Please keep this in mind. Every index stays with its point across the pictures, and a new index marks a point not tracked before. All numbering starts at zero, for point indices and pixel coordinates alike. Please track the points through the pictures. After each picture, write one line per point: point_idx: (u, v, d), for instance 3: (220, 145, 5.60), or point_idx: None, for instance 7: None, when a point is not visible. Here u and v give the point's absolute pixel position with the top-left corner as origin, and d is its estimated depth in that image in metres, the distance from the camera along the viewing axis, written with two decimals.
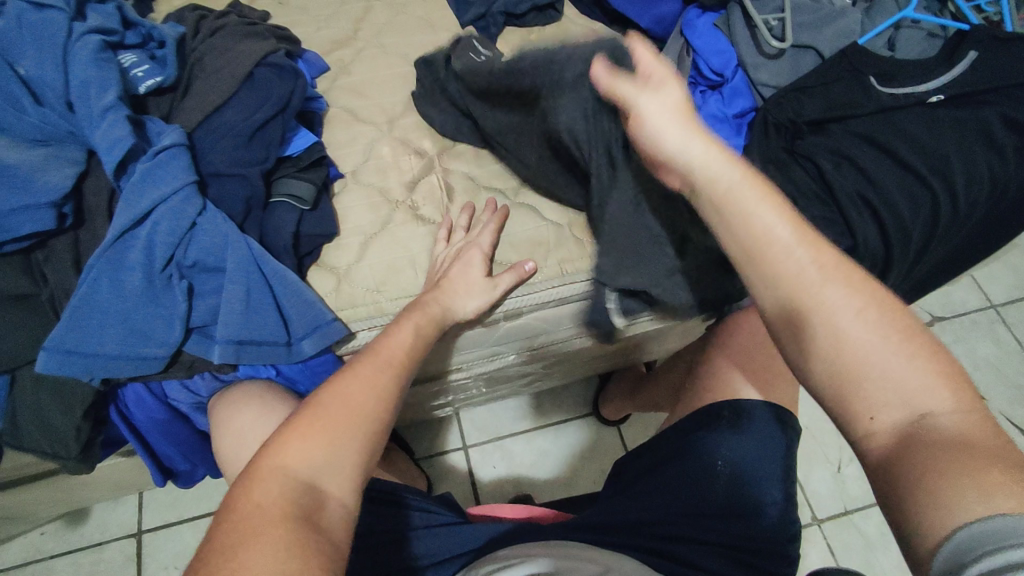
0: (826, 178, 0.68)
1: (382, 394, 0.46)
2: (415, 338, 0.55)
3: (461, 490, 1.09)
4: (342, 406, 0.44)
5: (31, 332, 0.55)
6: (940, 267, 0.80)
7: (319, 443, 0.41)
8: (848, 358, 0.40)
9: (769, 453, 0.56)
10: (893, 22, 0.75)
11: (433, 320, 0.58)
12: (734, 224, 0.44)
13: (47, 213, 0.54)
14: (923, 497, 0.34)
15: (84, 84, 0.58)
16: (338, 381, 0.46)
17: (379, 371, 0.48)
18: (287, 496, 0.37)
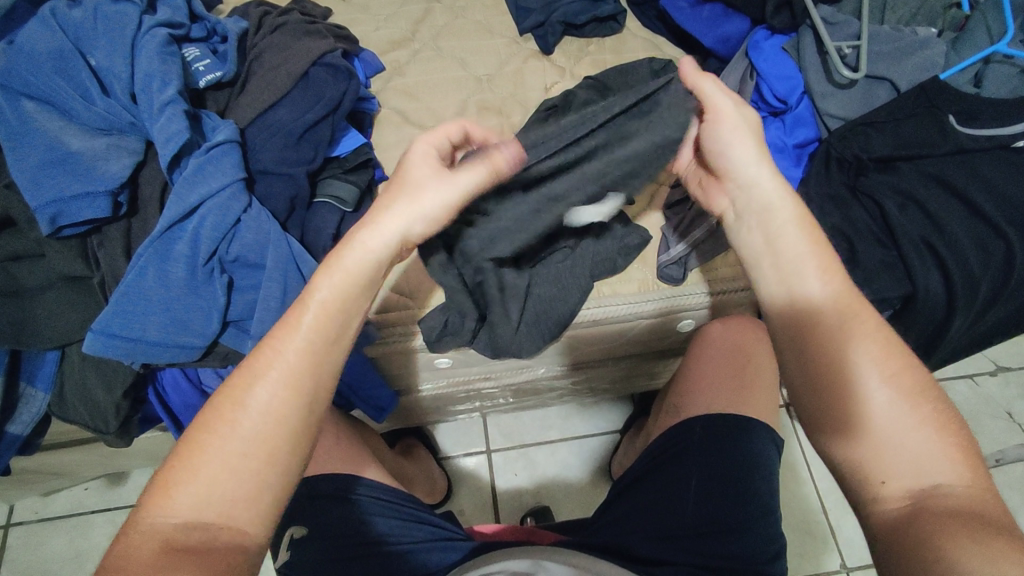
0: (888, 221, 0.64)
1: (265, 412, 0.43)
2: (320, 306, 0.47)
3: (481, 492, 1.10)
4: (236, 428, 0.43)
5: (83, 313, 0.58)
6: (1010, 321, 0.74)
7: (191, 493, 0.41)
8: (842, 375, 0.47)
9: (740, 459, 0.65)
10: (979, 58, 0.68)
11: (354, 274, 0.48)
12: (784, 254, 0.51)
13: (103, 201, 0.56)
14: (939, 557, 0.39)
15: (147, 77, 0.59)
16: (236, 392, 0.44)
17: (262, 381, 0.44)
18: (167, 544, 0.39)
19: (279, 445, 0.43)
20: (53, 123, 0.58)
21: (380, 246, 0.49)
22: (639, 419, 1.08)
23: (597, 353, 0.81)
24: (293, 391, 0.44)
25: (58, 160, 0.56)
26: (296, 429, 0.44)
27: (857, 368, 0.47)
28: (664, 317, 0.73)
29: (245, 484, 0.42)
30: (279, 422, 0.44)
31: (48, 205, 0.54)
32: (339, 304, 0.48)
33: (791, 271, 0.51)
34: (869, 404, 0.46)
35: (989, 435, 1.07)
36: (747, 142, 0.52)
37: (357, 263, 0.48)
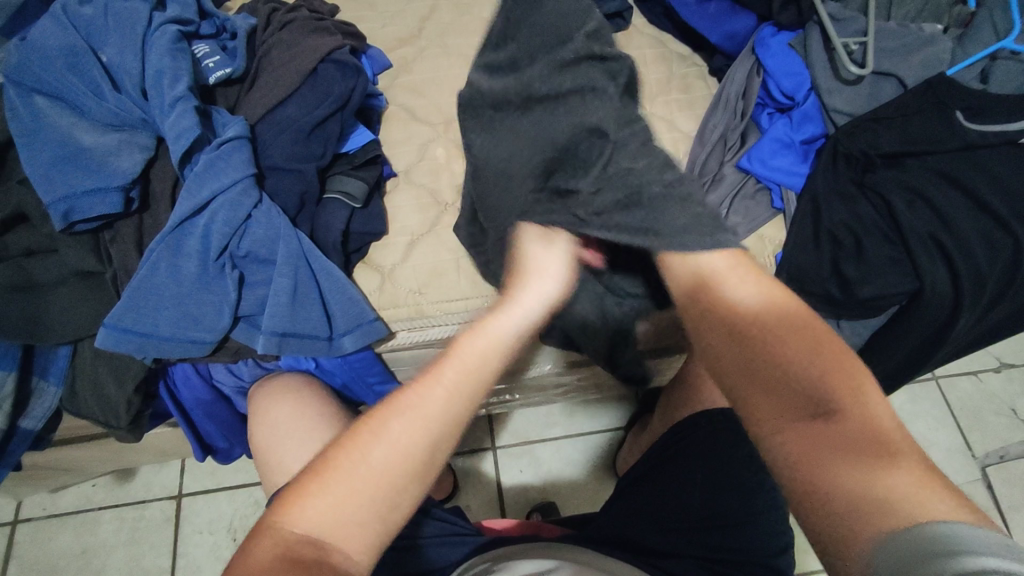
0: (896, 217, 0.64)
1: (396, 445, 0.41)
2: (475, 390, 0.45)
3: (486, 487, 1.10)
4: (398, 454, 0.41)
5: (96, 308, 0.58)
6: (1015, 317, 0.74)
7: (317, 506, 0.39)
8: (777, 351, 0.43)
9: (743, 454, 0.65)
10: (985, 54, 0.69)
11: (498, 342, 0.49)
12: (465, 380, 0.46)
13: (115, 197, 0.56)
14: (815, 514, 0.36)
15: (158, 73, 0.59)
16: (406, 412, 0.43)
17: (397, 414, 0.43)
18: (284, 554, 0.36)
19: (393, 494, 0.41)
20: (65, 119, 0.58)
21: (511, 328, 0.50)
22: (644, 415, 1.08)
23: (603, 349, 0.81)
24: (442, 438, 0.43)
25: (71, 156, 0.56)
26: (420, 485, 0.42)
27: (791, 339, 0.44)
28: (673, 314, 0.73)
29: (366, 509, 0.40)
30: (404, 460, 0.41)
31: (61, 201, 0.55)
32: (493, 361, 0.47)
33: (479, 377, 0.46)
34: (775, 353, 0.43)
35: (991, 431, 1.07)
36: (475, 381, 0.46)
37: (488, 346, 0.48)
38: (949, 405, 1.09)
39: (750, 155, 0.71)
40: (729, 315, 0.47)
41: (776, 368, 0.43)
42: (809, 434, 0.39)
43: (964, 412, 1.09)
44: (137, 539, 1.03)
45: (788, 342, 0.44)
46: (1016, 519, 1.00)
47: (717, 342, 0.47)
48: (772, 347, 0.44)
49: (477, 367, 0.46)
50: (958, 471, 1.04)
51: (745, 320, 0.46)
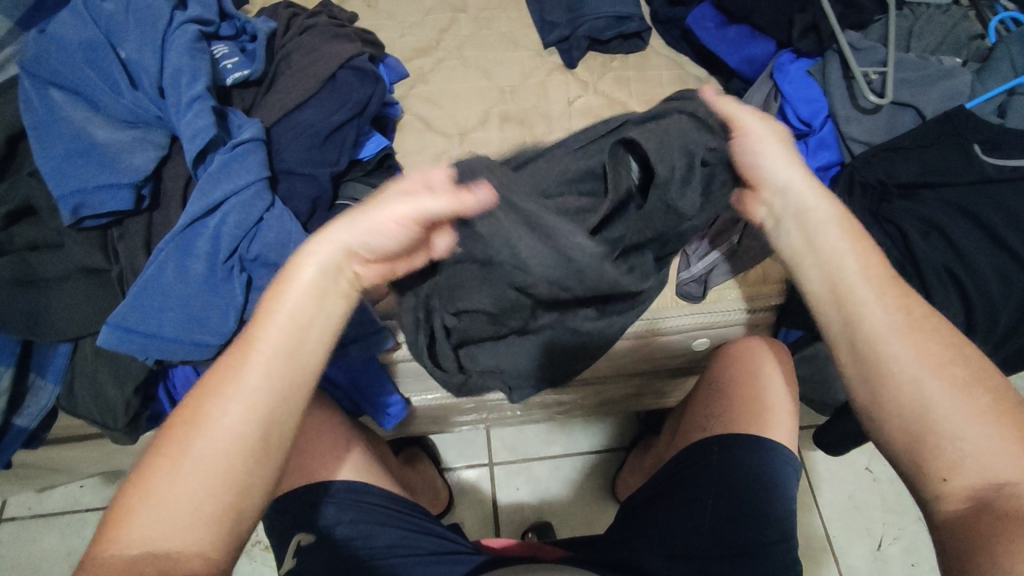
0: (910, 247, 0.64)
1: (230, 428, 0.40)
2: (290, 341, 0.43)
3: (483, 504, 1.09)
4: (225, 432, 0.40)
5: (100, 305, 0.57)
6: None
7: (150, 513, 0.38)
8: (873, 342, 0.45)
9: (754, 483, 0.64)
10: (1004, 89, 0.68)
11: (313, 283, 0.44)
12: (272, 335, 0.42)
13: (127, 194, 0.55)
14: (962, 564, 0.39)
15: (176, 72, 0.59)
16: (219, 387, 0.41)
17: (220, 392, 0.41)
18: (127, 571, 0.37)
19: (234, 468, 0.40)
20: (80, 113, 0.57)
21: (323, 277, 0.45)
22: (646, 437, 1.06)
23: (609, 369, 0.80)
24: (264, 398, 0.41)
25: (84, 151, 0.56)
26: (256, 452, 0.41)
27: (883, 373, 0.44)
28: (680, 334, 0.74)
29: (207, 503, 0.39)
30: (239, 440, 0.40)
31: (72, 195, 0.54)
32: (303, 317, 0.43)
33: (280, 354, 0.42)
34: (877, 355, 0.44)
35: None
36: (299, 331, 0.43)
37: (312, 281, 0.44)
38: None
39: None
40: (847, 282, 0.46)
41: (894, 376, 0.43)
42: (968, 486, 0.40)
43: None
44: None
45: (894, 330, 0.44)
46: None
47: (844, 322, 0.46)
48: (877, 333, 0.44)
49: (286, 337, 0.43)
50: None
51: (855, 292, 0.46)
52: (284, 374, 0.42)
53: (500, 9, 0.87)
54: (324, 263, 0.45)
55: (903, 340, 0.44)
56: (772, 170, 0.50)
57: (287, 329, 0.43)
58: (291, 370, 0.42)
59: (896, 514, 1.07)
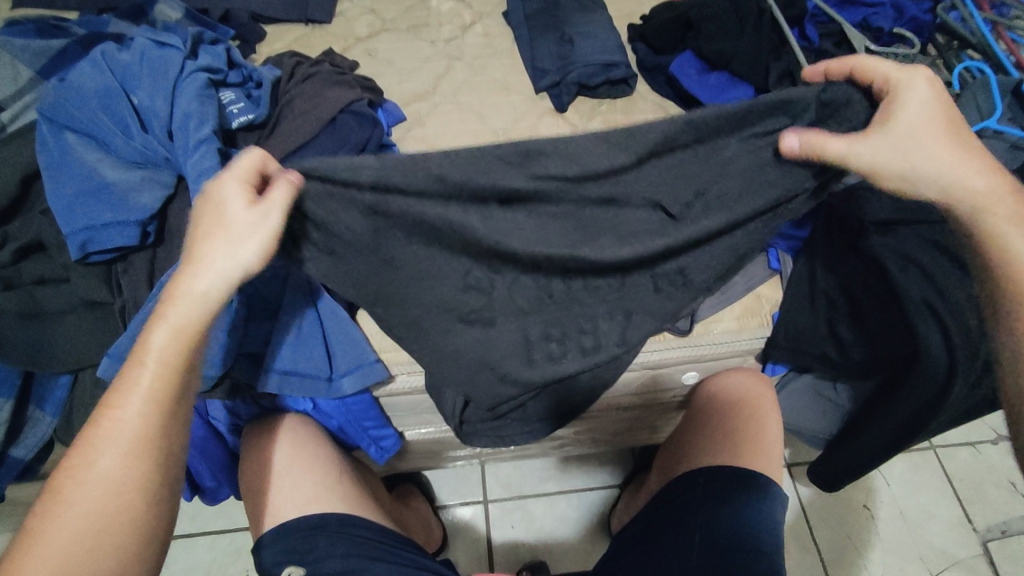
0: (890, 281, 0.66)
1: (105, 481, 0.47)
2: (145, 400, 0.48)
3: (477, 544, 1.07)
4: (103, 488, 0.46)
5: (101, 338, 0.59)
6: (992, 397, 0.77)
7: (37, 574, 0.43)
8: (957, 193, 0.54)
9: (740, 512, 0.64)
10: (972, 131, 0.72)
11: (181, 329, 0.49)
12: (145, 388, 0.48)
13: (133, 230, 0.58)
14: None
15: (185, 116, 0.62)
16: (95, 448, 0.47)
17: (96, 450, 0.47)
18: None
19: (117, 518, 0.47)
20: (92, 154, 0.60)
21: (204, 303, 0.48)
22: (641, 473, 1.06)
23: (599, 404, 0.82)
24: (134, 451, 0.47)
25: (94, 189, 0.58)
26: (139, 487, 0.47)
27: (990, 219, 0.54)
28: (669, 367, 0.75)
29: (95, 556, 0.45)
30: (116, 487, 0.47)
31: (80, 232, 0.57)
32: (178, 351, 0.49)
33: (109, 407, 0.48)
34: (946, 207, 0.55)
35: (991, 504, 1.10)
36: (166, 383, 0.49)
37: (173, 332, 0.49)
38: (942, 476, 1.13)
39: None
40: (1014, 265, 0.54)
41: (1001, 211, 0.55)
42: None
43: (961, 483, 1.12)
44: None
45: None
46: None
47: None
48: None
49: (157, 383, 0.49)
50: (958, 544, 1.07)
51: None
52: (157, 426, 0.48)
53: (493, 57, 0.92)
54: (179, 328, 0.49)
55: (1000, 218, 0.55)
56: (917, 180, 0.51)
57: (161, 385, 0.49)
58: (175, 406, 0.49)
59: (898, 554, 1.06)
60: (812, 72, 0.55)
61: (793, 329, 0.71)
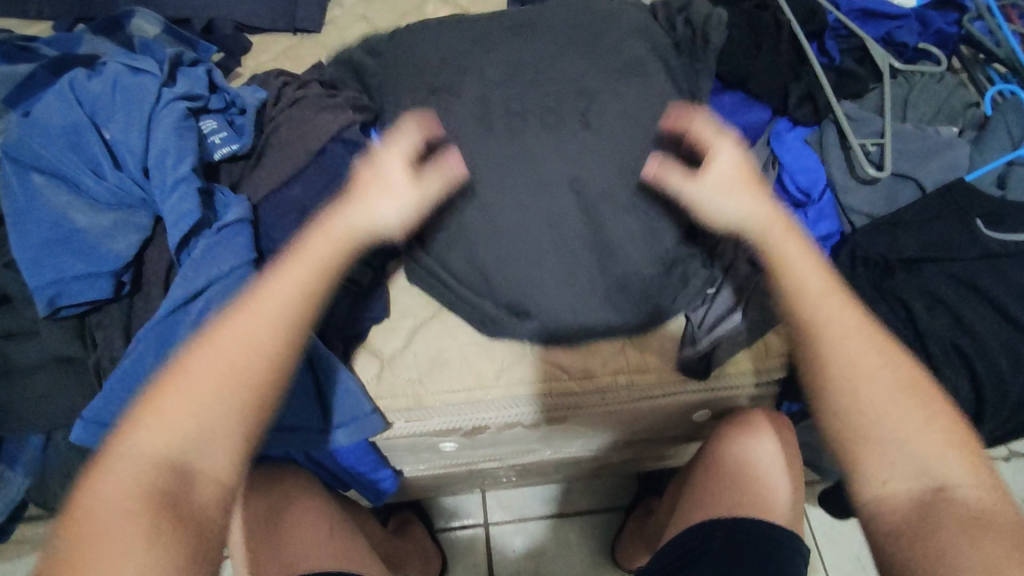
0: (917, 326, 0.63)
1: (214, 365, 0.46)
2: (283, 309, 0.48)
3: (477, 569, 1.04)
4: (231, 368, 0.46)
5: (75, 397, 0.55)
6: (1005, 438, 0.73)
7: (94, 558, 0.39)
8: (859, 464, 0.48)
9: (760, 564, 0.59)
10: (1003, 161, 0.68)
11: (327, 243, 0.51)
12: (272, 293, 0.49)
13: (105, 282, 0.54)
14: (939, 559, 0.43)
15: (162, 152, 0.57)
16: (223, 323, 0.47)
17: (217, 334, 0.47)
18: (142, 484, 0.43)
19: (218, 398, 0.46)
20: (61, 197, 0.55)
21: (330, 239, 0.51)
22: (647, 498, 1.03)
23: (607, 438, 0.78)
24: (246, 352, 0.47)
25: (64, 238, 0.54)
26: (241, 414, 0.46)
27: (926, 447, 0.47)
28: (656, 411, 0.70)
29: (208, 454, 0.45)
30: (233, 378, 0.46)
31: (48, 286, 0.53)
32: (278, 299, 0.49)
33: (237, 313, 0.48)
34: (856, 464, 0.49)
35: None
36: (253, 335, 0.47)
37: (340, 224, 0.52)
38: None
39: None
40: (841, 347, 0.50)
41: (858, 374, 0.50)
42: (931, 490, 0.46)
43: None
44: None
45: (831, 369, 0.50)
46: None
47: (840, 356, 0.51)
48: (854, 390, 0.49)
49: (272, 311, 0.48)
50: None
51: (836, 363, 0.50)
52: (277, 313, 0.48)
53: None
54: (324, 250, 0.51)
55: (892, 386, 0.49)
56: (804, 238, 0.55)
57: (298, 285, 0.49)
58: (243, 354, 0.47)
59: None
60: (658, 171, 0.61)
61: None
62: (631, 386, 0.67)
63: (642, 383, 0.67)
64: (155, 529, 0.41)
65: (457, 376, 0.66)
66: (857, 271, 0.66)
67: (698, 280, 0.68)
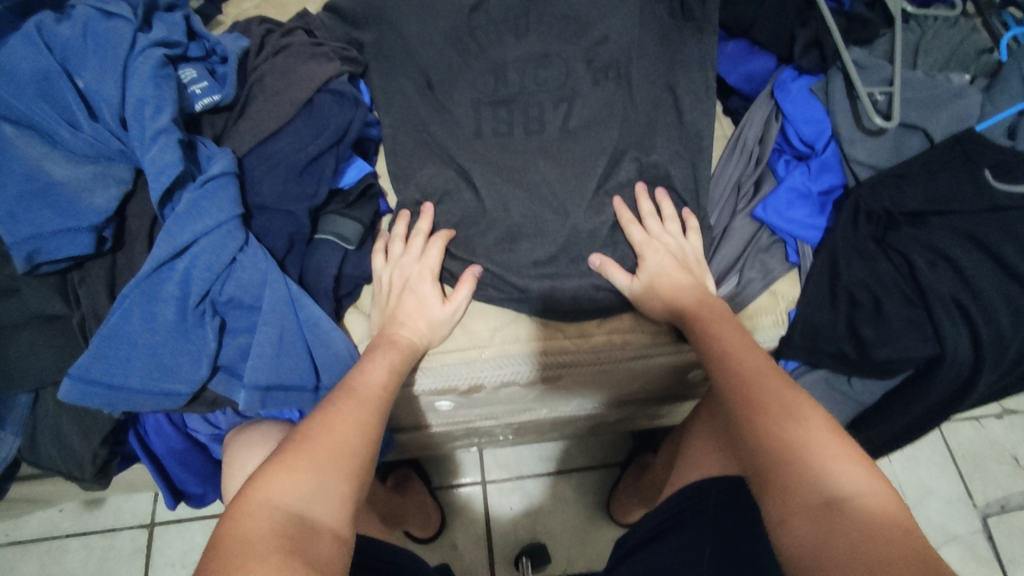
0: (918, 279, 0.62)
1: (362, 393, 0.52)
2: (384, 382, 0.54)
3: (475, 526, 1.06)
4: (368, 388, 0.53)
5: (60, 355, 0.54)
6: (1003, 393, 0.73)
7: (279, 492, 0.42)
8: (778, 482, 0.44)
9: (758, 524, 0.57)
10: (1016, 110, 0.66)
11: (427, 331, 0.61)
12: (406, 324, 0.61)
13: (86, 237, 0.52)
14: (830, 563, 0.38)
15: (139, 102, 0.55)
16: (366, 364, 0.55)
17: (355, 381, 0.53)
18: (280, 519, 0.41)
19: (365, 414, 0.50)
20: (34, 149, 0.53)
21: (413, 347, 0.60)
22: (643, 455, 1.04)
23: (603, 396, 0.78)
24: (377, 400, 0.52)
25: (38, 191, 0.52)
26: (367, 426, 0.49)
27: (823, 454, 0.43)
28: (643, 371, 0.70)
29: (343, 466, 0.46)
30: (365, 399, 0.51)
31: (24, 241, 0.51)
32: (384, 383, 0.54)
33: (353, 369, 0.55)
34: (777, 486, 0.44)
35: (994, 480, 1.08)
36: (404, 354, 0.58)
37: (434, 324, 0.62)
38: (947, 451, 1.10)
39: (765, 204, 0.68)
40: (734, 364, 0.52)
41: (754, 404, 0.48)
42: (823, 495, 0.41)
43: (965, 458, 1.10)
44: (106, 571, 1.00)
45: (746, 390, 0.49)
46: (1016, 572, 1.01)
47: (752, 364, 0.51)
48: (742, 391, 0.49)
49: (385, 370, 0.55)
50: (958, 520, 1.05)
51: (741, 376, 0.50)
52: (403, 373, 0.57)
53: None
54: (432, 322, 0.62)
55: (794, 402, 0.47)
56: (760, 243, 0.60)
57: (391, 379, 0.55)
58: (381, 382, 0.54)
59: None
60: (620, 207, 0.68)
61: (819, 333, 0.64)
62: (607, 348, 0.66)
63: (615, 346, 0.66)
64: (324, 490, 0.44)
65: (452, 335, 0.65)
66: (860, 226, 0.65)
67: (693, 239, 0.67)
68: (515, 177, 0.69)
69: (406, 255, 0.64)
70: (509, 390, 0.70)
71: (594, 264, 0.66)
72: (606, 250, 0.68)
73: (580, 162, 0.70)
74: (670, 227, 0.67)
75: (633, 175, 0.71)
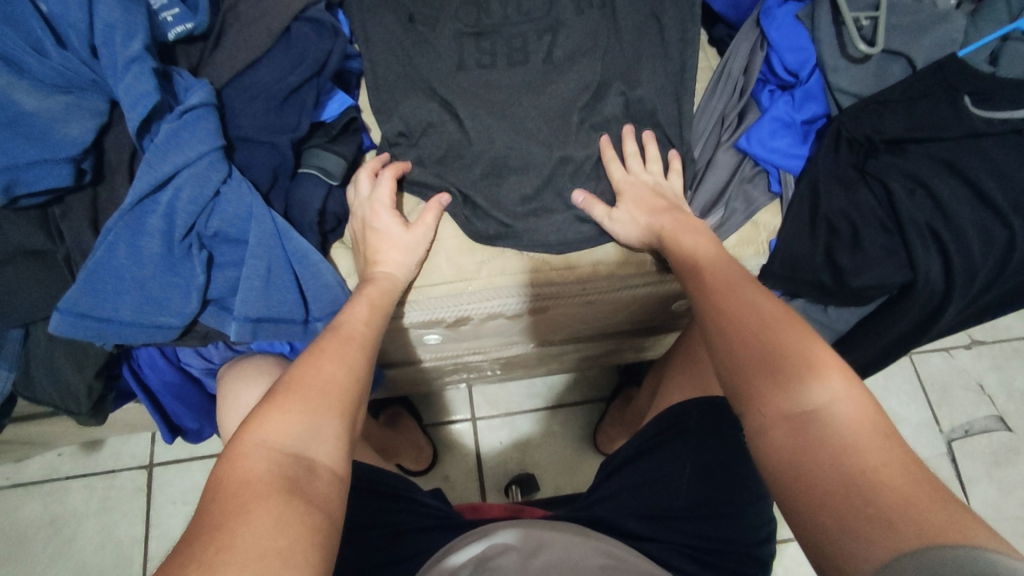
0: (895, 207, 0.63)
1: (347, 335, 0.53)
2: (367, 325, 0.55)
3: (466, 460, 1.10)
4: (352, 329, 0.54)
5: (48, 290, 0.54)
6: (973, 317, 0.76)
7: (275, 432, 0.43)
8: (756, 391, 0.45)
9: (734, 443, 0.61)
10: (1000, 34, 0.66)
11: (401, 266, 0.62)
12: (382, 262, 0.61)
13: (65, 169, 0.51)
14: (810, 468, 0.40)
15: (108, 28, 0.53)
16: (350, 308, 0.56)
17: (340, 325, 0.54)
18: (277, 460, 0.42)
19: (352, 354, 0.52)
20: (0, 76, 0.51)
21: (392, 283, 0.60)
22: (628, 388, 1.08)
23: (587, 329, 0.80)
24: (363, 339, 0.53)
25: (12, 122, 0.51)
26: (354, 366, 0.51)
27: (800, 365, 0.44)
28: (624, 303, 0.72)
29: (335, 406, 0.47)
30: (351, 340, 0.53)
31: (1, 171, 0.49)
32: (368, 324, 0.56)
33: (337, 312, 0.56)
34: (753, 393, 0.45)
35: (959, 406, 1.13)
36: (388, 292, 0.59)
37: (402, 258, 0.62)
38: (916, 380, 1.15)
39: (748, 135, 0.68)
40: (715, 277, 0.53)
41: (730, 315, 0.49)
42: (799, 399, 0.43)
43: (934, 387, 1.15)
44: (108, 509, 1.03)
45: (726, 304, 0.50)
46: (975, 490, 1.08)
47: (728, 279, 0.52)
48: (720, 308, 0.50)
49: (370, 312, 0.57)
50: (925, 444, 1.11)
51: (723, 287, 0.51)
52: (385, 312, 0.58)
53: None
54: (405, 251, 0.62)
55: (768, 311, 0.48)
56: None
57: (375, 319, 0.56)
58: (364, 323, 0.55)
59: None
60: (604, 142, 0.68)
61: (798, 262, 0.66)
62: (592, 280, 0.67)
63: (601, 277, 0.67)
64: (318, 429, 0.45)
65: (437, 269, 0.66)
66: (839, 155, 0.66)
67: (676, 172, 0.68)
68: (499, 108, 0.68)
69: (364, 196, 0.64)
70: (499, 322, 0.72)
71: (579, 201, 0.66)
72: (589, 183, 0.69)
73: (564, 93, 0.69)
74: (654, 160, 0.67)
75: (618, 106, 0.70)
